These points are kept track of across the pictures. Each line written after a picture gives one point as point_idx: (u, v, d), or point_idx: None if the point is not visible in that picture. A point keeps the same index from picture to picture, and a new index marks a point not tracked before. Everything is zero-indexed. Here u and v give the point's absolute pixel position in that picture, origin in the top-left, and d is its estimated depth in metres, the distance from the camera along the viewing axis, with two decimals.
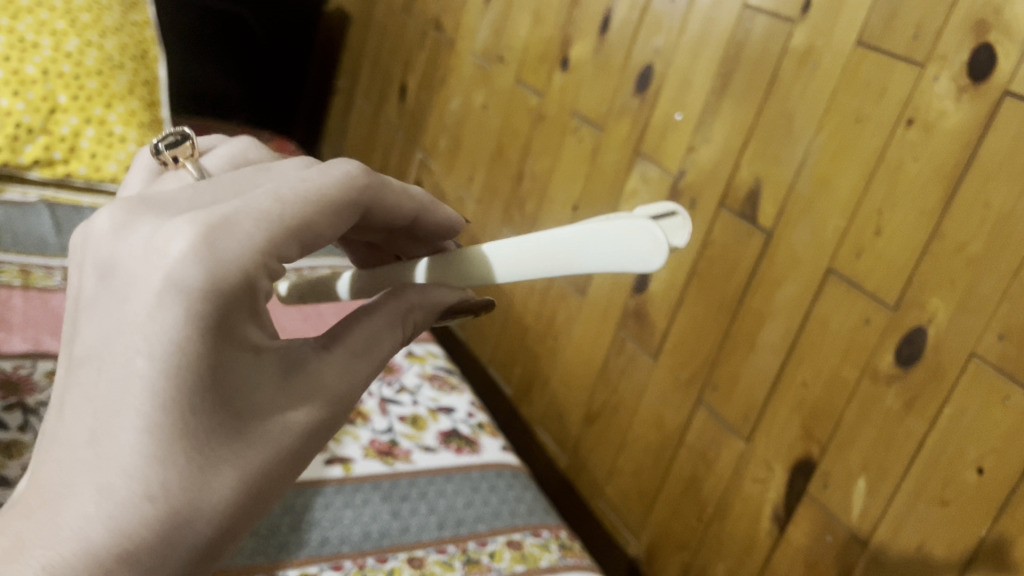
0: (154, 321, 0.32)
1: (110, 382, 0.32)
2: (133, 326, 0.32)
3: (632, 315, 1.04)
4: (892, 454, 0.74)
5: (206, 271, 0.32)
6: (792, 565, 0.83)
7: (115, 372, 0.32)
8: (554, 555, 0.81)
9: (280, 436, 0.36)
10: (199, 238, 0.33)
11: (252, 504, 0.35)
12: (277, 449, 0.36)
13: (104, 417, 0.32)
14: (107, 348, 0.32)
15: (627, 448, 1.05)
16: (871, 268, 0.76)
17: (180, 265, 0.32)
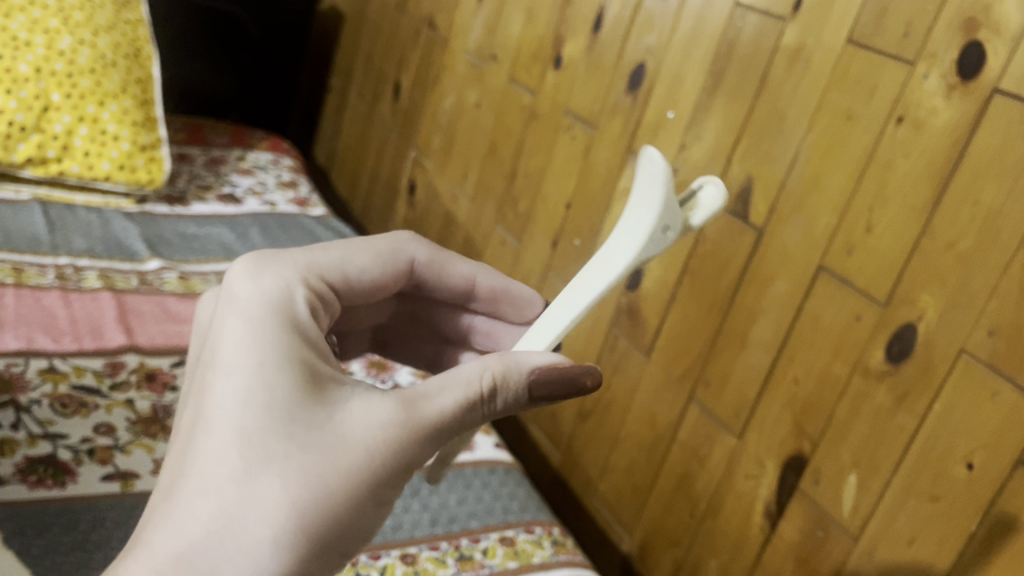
0: (219, 383, 0.48)
1: (194, 436, 0.46)
2: (207, 395, 0.48)
3: (624, 313, 1.04)
4: (882, 450, 0.74)
5: (249, 349, 0.49)
6: (784, 561, 0.84)
7: (197, 428, 0.46)
8: (546, 551, 0.81)
9: (317, 463, 0.45)
10: (249, 323, 0.51)
11: (304, 524, 0.44)
12: (313, 476, 0.44)
13: (191, 459, 0.45)
14: (196, 412, 0.48)
15: (620, 445, 1.06)
16: (862, 264, 0.76)
17: (237, 346, 0.49)
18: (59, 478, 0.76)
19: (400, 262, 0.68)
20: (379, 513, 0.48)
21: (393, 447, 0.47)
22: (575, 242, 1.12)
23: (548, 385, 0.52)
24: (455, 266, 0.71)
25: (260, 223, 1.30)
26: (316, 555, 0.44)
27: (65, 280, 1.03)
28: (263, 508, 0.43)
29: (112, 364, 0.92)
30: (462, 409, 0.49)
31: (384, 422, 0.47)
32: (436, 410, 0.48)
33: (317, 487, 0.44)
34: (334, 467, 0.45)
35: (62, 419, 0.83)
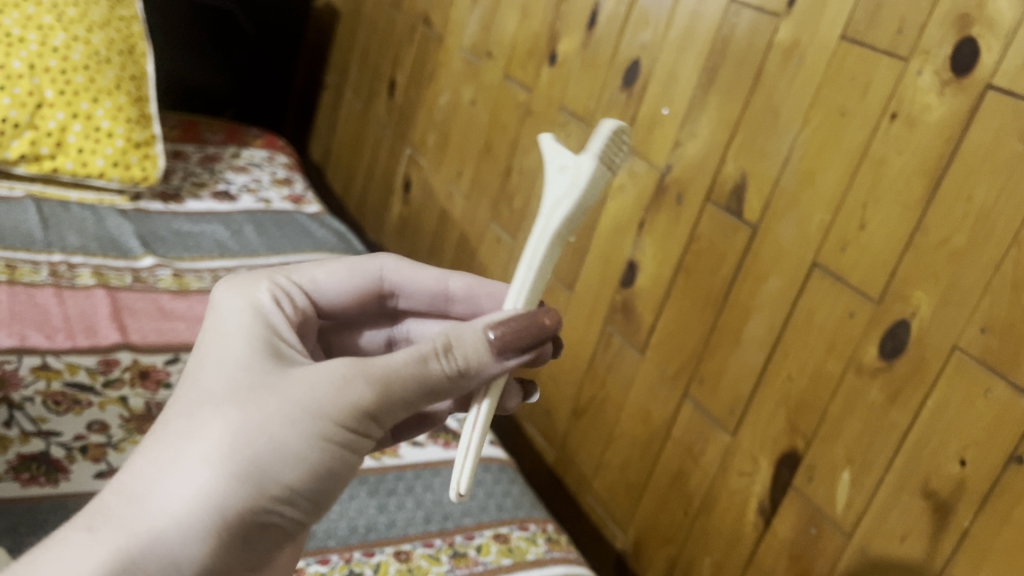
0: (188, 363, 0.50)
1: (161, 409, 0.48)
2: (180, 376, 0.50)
3: (619, 310, 1.04)
4: (875, 447, 0.74)
5: (219, 333, 0.51)
6: (777, 558, 0.84)
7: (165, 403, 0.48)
8: (540, 548, 0.81)
9: (256, 412, 0.44)
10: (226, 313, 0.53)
11: (237, 470, 0.43)
12: (250, 424, 0.44)
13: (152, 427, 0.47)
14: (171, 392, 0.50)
15: (615, 442, 1.06)
16: (856, 261, 0.76)
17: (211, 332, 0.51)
18: (52, 476, 0.76)
19: (367, 273, 0.64)
20: (341, 461, 0.46)
21: (337, 385, 0.46)
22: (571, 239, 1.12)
23: (512, 336, 0.49)
24: (424, 274, 0.66)
25: (255, 220, 1.30)
26: (250, 482, 0.43)
27: (59, 277, 1.03)
28: (196, 440, 0.44)
29: (106, 362, 0.92)
30: (415, 361, 0.47)
31: (329, 367, 0.47)
32: (387, 360, 0.47)
33: (250, 418, 0.44)
34: (273, 401, 0.45)
35: (55, 417, 0.83)
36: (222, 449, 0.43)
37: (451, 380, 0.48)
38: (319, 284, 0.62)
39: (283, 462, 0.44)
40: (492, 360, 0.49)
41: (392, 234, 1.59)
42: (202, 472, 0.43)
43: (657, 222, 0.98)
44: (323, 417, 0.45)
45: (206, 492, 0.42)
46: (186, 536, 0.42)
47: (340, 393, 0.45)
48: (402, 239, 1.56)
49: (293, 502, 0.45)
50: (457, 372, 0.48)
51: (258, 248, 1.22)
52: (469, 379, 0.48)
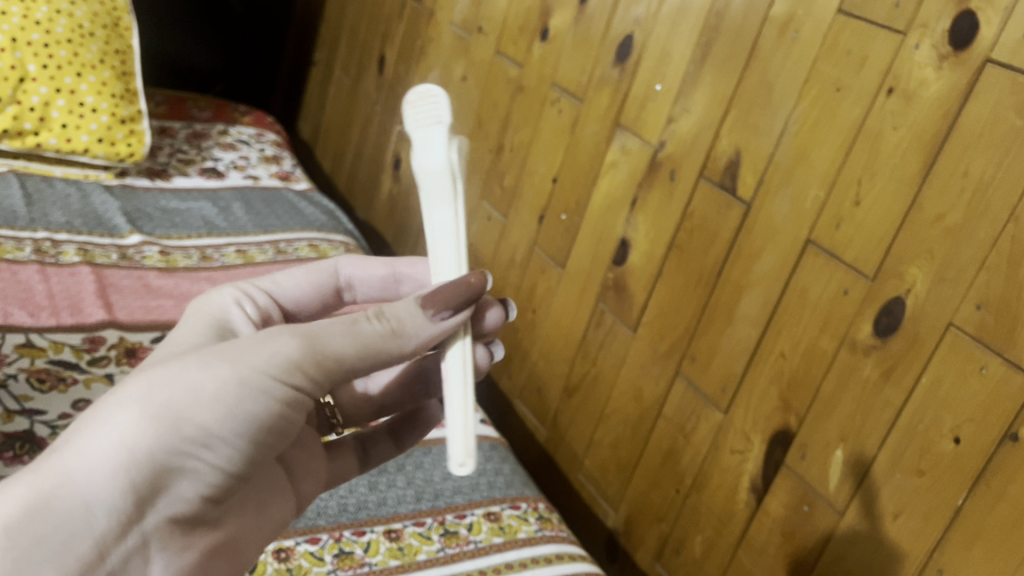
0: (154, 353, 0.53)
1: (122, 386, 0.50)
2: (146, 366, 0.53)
3: (611, 288, 1.03)
4: (868, 425, 0.74)
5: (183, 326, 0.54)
6: (770, 536, 0.83)
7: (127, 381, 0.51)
8: (531, 527, 0.81)
9: (183, 361, 0.46)
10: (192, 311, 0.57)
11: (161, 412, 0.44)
12: (175, 370, 0.45)
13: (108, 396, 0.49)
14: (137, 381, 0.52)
15: (606, 421, 1.05)
16: (850, 238, 0.75)
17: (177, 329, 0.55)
18: (36, 454, 0.75)
19: (321, 274, 0.65)
20: (265, 409, 0.46)
21: (260, 341, 0.47)
22: (562, 217, 1.11)
23: (443, 295, 0.49)
24: (371, 265, 0.67)
25: (243, 197, 1.29)
26: (166, 421, 0.44)
27: (43, 254, 1.01)
28: (120, 393, 0.45)
29: (92, 339, 0.91)
30: (345, 321, 0.48)
31: (258, 331, 0.48)
32: (317, 322, 0.48)
33: (171, 370, 0.45)
34: (195, 355, 0.46)
35: (39, 395, 0.81)
36: (141, 395, 0.44)
37: (382, 338, 0.48)
38: (284, 287, 0.63)
39: (201, 405, 0.44)
40: (427, 323, 0.49)
41: (382, 212, 1.58)
42: (121, 414, 0.44)
43: (649, 199, 0.97)
44: (243, 364, 0.46)
45: (122, 429, 0.43)
46: (101, 472, 0.43)
47: (264, 346, 0.46)
48: (392, 216, 1.54)
49: (211, 446, 0.45)
50: (390, 332, 0.49)
51: (247, 226, 1.21)
52: (403, 341, 0.49)
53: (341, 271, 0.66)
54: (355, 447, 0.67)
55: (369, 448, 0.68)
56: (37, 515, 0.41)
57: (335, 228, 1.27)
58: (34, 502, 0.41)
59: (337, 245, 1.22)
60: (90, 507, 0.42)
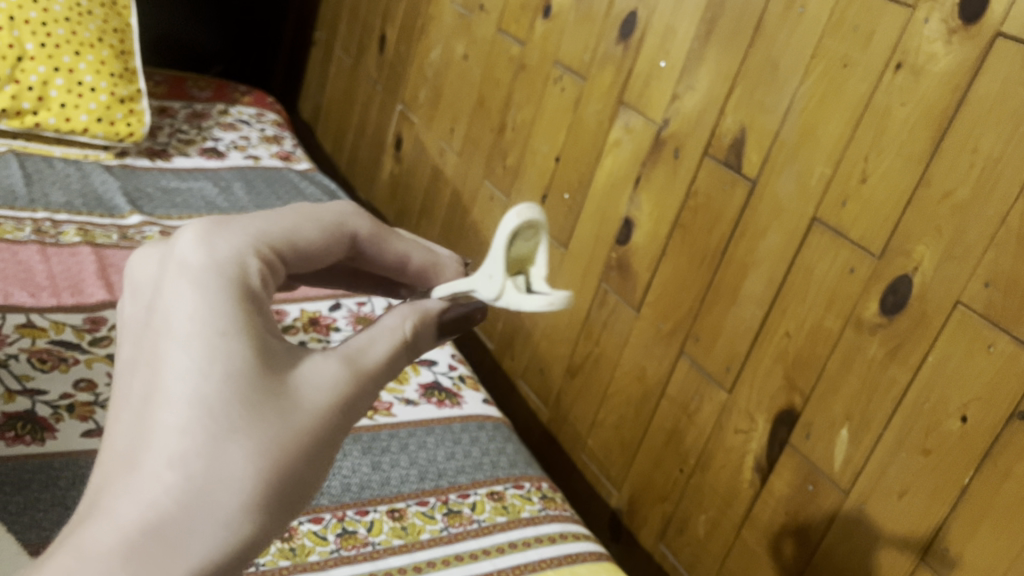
0: (166, 335, 0.40)
1: (144, 394, 0.38)
2: (153, 349, 0.40)
3: (614, 267, 1.03)
4: (874, 403, 0.73)
5: (199, 293, 0.41)
6: (774, 515, 0.83)
7: (146, 386, 0.38)
8: (535, 506, 0.81)
9: (290, 437, 0.39)
10: (199, 259, 0.42)
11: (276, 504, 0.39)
12: (286, 452, 0.39)
13: (146, 423, 0.38)
14: (139, 366, 0.40)
15: (609, 400, 1.05)
16: (856, 216, 0.75)
17: (182, 295, 0.41)
18: (38, 434, 0.75)
19: (333, 232, 0.51)
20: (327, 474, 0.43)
21: (346, 404, 0.42)
22: (566, 196, 1.11)
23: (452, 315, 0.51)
24: (392, 240, 0.56)
25: (244, 177, 1.28)
26: (279, 515, 0.39)
27: (43, 234, 1.01)
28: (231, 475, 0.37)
29: (93, 319, 0.90)
30: (393, 359, 0.47)
31: (336, 383, 0.42)
32: (372, 357, 0.45)
33: (284, 451, 0.39)
34: (298, 428, 0.40)
35: (40, 375, 0.81)
36: (261, 487, 0.38)
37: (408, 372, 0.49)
38: (313, 250, 0.49)
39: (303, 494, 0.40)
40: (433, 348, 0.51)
41: (384, 192, 1.56)
42: (242, 518, 0.37)
43: (653, 178, 0.97)
44: (334, 442, 0.42)
45: (245, 539, 0.37)
46: None
47: (343, 414, 0.42)
48: (393, 196, 1.53)
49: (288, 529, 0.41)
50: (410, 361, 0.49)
51: (247, 206, 1.20)
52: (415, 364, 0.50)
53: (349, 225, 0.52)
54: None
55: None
56: None
57: None
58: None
59: None
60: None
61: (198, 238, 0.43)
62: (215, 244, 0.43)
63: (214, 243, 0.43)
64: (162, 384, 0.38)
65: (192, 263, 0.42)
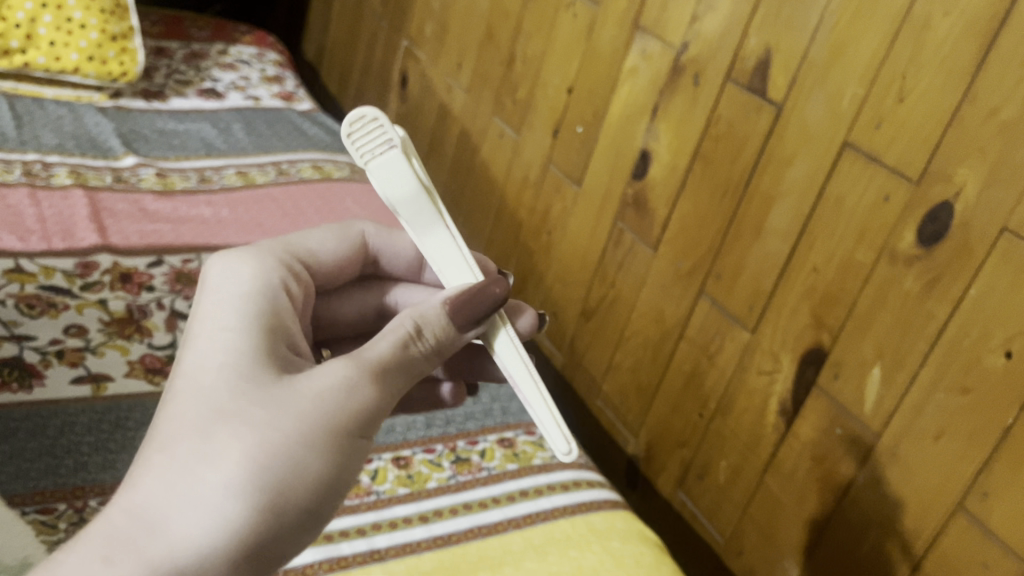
0: (187, 348, 0.44)
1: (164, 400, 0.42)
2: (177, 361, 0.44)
3: (630, 204, 0.98)
4: (909, 341, 0.69)
5: (216, 313, 0.45)
6: (800, 461, 0.79)
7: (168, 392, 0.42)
8: (547, 453, 0.77)
9: (283, 427, 0.40)
10: (222, 286, 0.47)
11: (268, 494, 0.39)
12: (277, 440, 0.40)
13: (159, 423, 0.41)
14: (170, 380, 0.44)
15: (625, 343, 1.00)
16: (892, 140, 0.69)
17: (206, 314, 0.45)
18: (25, 381, 0.71)
19: (350, 240, 0.59)
20: (353, 469, 0.43)
21: (349, 396, 0.42)
22: (579, 129, 1.05)
23: (470, 306, 0.47)
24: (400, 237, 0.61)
25: (243, 118, 1.23)
26: (277, 503, 0.39)
27: (33, 176, 0.97)
28: (214, 448, 0.39)
29: (86, 264, 0.87)
30: (401, 347, 0.45)
31: (335, 374, 0.42)
32: (378, 352, 0.44)
33: (270, 432, 0.40)
34: (294, 419, 0.40)
35: (29, 320, 0.78)
36: (243, 464, 0.39)
37: (428, 362, 0.46)
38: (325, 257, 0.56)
39: (302, 480, 0.40)
40: (457, 335, 0.47)
41: None
42: (224, 502, 0.38)
43: (671, 107, 0.91)
44: (337, 425, 0.41)
45: (231, 525, 0.38)
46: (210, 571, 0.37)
47: (339, 398, 0.42)
48: None
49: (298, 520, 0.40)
50: (433, 352, 0.46)
51: (247, 148, 1.16)
52: (443, 356, 0.47)
53: (369, 238, 0.60)
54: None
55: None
56: None
57: (340, 149, 1.22)
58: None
59: (341, 165, 1.17)
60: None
61: (228, 263, 0.48)
62: (241, 270, 0.48)
63: (240, 265, 0.48)
64: (172, 384, 0.42)
65: (215, 283, 0.47)
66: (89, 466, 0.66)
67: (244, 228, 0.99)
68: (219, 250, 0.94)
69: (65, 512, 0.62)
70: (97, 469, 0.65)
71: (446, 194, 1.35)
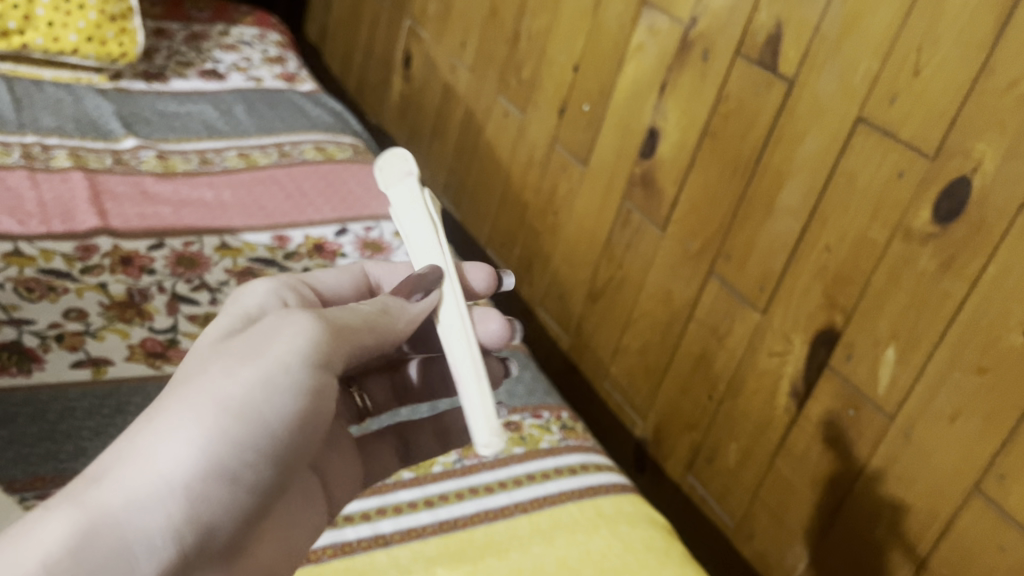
0: None
1: None
2: None
3: (638, 183, 0.96)
4: (924, 320, 0.67)
5: None
6: (811, 443, 0.78)
7: None
8: (554, 436, 0.75)
9: (219, 370, 0.40)
10: None
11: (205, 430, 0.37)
12: (213, 381, 0.39)
13: None
14: None
15: (633, 326, 0.99)
16: (907, 114, 0.67)
17: None
18: (24, 365, 0.70)
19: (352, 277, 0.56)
20: (307, 412, 0.41)
21: (288, 338, 0.41)
22: (585, 108, 1.03)
23: (410, 283, 0.48)
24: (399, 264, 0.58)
25: (245, 99, 1.21)
26: (216, 436, 0.37)
27: (32, 159, 0.96)
28: (153, 407, 0.38)
29: (86, 247, 0.86)
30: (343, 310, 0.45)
31: (272, 326, 0.42)
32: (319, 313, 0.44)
33: (207, 377, 0.39)
34: (231, 362, 0.40)
35: (28, 304, 0.77)
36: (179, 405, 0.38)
37: (377, 322, 0.46)
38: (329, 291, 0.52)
39: (245, 413, 0.38)
40: (404, 305, 0.47)
41: (394, 115, 1.49)
42: (163, 440, 0.36)
43: (680, 83, 0.89)
44: (276, 362, 0.40)
45: (169, 460, 0.36)
46: (149, 507, 0.35)
47: (281, 346, 0.41)
48: (404, 118, 1.46)
49: (245, 468, 0.38)
50: (381, 312, 0.46)
51: (249, 129, 1.14)
52: (393, 320, 0.46)
53: (370, 272, 0.57)
54: (396, 446, 0.58)
55: (413, 445, 0.58)
56: (91, 552, 0.33)
57: (343, 130, 1.20)
58: (82, 539, 0.33)
59: (344, 147, 1.15)
60: (135, 547, 0.34)
61: None
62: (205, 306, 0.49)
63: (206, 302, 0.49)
64: None
65: None
66: (89, 451, 0.65)
67: (246, 209, 0.98)
68: (221, 232, 0.93)
69: None
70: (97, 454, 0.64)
71: (451, 175, 1.33)
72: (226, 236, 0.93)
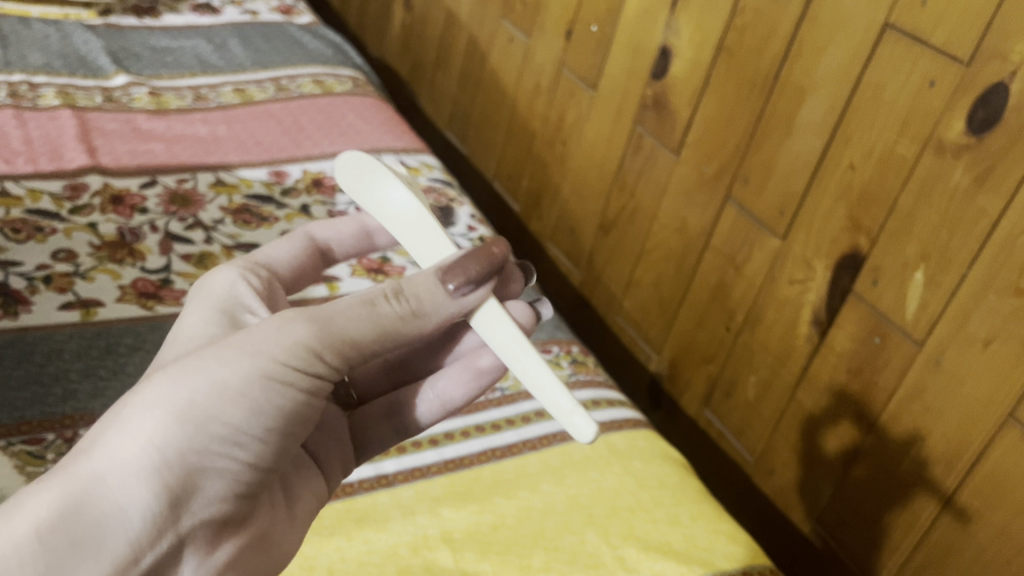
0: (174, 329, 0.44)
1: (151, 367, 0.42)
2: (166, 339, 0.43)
3: (650, 106, 0.91)
4: (957, 240, 0.63)
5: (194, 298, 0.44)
6: (834, 373, 0.74)
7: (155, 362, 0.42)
8: (564, 371, 0.72)
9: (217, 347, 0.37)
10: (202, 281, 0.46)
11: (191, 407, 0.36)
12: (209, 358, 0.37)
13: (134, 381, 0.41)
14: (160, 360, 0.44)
15: (647, 257, 0.95)
16: (941, 16, 0.62)
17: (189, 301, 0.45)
18: (11, 308, 0.68)
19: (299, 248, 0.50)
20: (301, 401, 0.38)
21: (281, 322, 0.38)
22: (593, 29, 0.98)
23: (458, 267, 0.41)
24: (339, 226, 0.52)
25: (239, 33, 1.17)
26: (202, 416, 0.35)
27: (19, 98, 0.92)
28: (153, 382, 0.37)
29: (74, 186, 0.82)
30: (360, 302, 0.39)
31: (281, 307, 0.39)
32: (329, 305, 0.39)
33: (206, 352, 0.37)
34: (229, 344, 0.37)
35: (14, 246, 0.74)
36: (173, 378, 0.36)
37: (403, 322, 0.39)
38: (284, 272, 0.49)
39: (232, 395, 0.36)
40: (446, 299, 0.40)
41: (396, 46, 1.44)
42: (149, 416, 0.35)
43: None
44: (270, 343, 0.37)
45: (151, 437, 0.34)
46: (130, 481, 0.34)
47: (281, 329, 0.38)
48: (407, 49, 1.40)
49: (242, 442, 0.37)
50: (410, 312, 0.40)
51: (244, 63, 1.10)
52: (423, 322, 0.40)
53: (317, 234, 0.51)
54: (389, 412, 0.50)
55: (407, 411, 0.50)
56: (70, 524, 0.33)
57: (342, 62, 1.15)
58: (67, 511, 0.33)
59: (343, 79, 1.11)
60: (123, 515, 0.34)
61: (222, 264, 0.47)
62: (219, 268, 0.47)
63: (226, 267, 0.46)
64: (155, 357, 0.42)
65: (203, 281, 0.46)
66: (79, 394, 0.62)
67: (242, 145, 0.94)
68: (216, 168, 0.90)
69: (54, 442, 0.58)
70: (86, 397, 0.62)
71: (456, 107, 1.28)
72: (221, 172, 0.89)
